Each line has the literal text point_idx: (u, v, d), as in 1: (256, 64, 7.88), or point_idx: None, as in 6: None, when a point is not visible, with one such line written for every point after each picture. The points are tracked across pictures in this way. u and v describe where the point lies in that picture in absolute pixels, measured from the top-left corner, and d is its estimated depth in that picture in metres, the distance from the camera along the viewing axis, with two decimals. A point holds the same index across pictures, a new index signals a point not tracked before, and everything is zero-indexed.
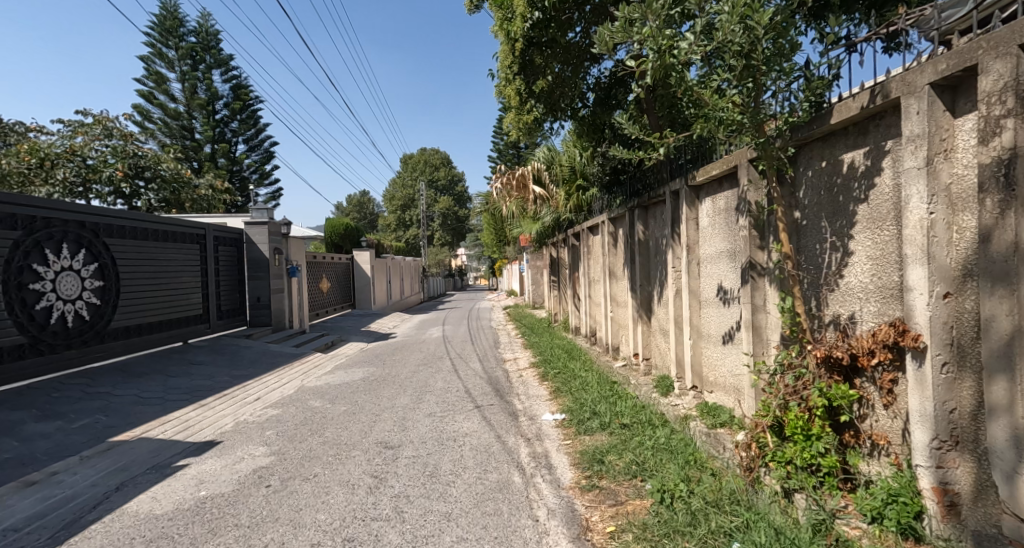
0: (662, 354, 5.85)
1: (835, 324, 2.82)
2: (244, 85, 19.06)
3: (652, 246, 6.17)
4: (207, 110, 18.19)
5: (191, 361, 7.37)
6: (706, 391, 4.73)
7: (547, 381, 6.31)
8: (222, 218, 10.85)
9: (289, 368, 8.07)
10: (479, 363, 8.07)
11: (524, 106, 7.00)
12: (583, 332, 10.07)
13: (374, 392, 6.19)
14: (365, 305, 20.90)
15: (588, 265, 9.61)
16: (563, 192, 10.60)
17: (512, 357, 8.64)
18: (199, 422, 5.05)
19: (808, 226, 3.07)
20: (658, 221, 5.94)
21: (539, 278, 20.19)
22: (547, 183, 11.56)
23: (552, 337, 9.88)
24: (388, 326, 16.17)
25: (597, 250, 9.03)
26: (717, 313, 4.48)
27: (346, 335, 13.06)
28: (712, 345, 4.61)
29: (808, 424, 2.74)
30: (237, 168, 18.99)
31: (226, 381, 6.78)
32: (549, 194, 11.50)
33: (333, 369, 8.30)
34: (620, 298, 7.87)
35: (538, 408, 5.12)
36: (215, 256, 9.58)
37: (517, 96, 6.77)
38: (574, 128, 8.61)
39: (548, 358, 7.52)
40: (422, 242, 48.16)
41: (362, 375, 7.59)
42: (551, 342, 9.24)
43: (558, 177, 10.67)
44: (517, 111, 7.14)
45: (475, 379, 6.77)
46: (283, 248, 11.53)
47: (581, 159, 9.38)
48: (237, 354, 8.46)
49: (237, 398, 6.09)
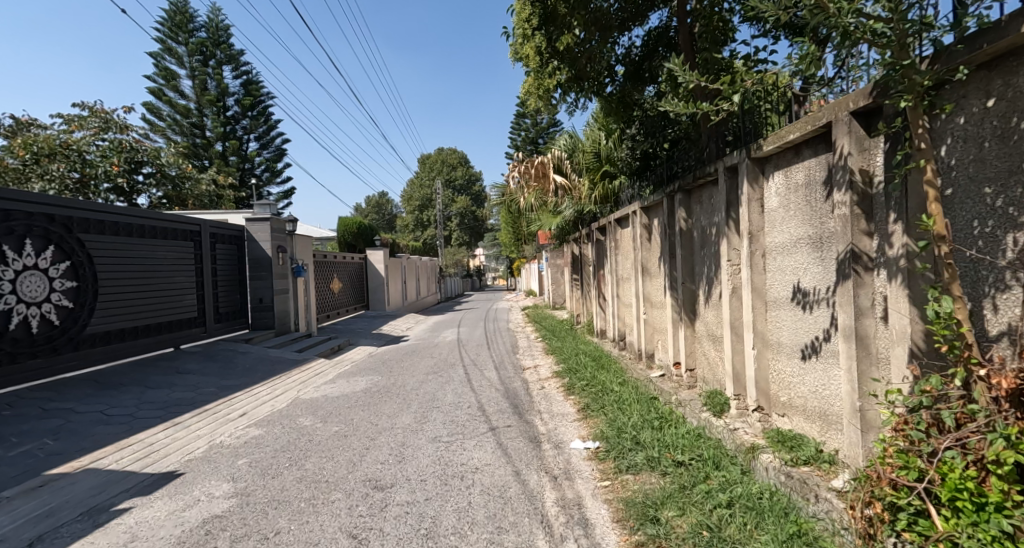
0: (711, 364, 4.92)
1: (1017, 338, 1.90)
2: (256, 81, 18.50)
3: (697, 237, 5.25)
4: (217, 106, 17.62)
5: (178, 369, 6.67)
6: (776, 415, 3.80)
7: (573, 396, 5.42)
8: (224, 214, 10.25)
9: (287, 377, 7.33)
10: (494, 372, 7.21)
11: (545, 69, 6.04)
12: (610, 336, 9.16)
13: (374, 408, 5.39)
14: (378, 306, 20.28)
15: (615, 261, 8.70)
16: (587, 181, 9.70)
17: (531, 364, 7.77)
18: (164, 446, 4.27)
19: (958, 196, 2.15)
20: (706, 207, 5.02)
21: (560, 277, 19.29)
22: (569, 173, 10.61)
23: (576, 342, 8.99)
24: (401, 328, 15.44)
25: (627, 246, 8.11)
26: (794, 317, 3.55)
27: (355, 339, 12.33)
28: (784, 358, 3.68)
29: (983, 489, 1.83)
30: (248, 166, 18.43)
31: (211, 393, 6.03)
32: (571, 184, 10.60)
33: (335, 377, 7.55)
34: (654, 299, 6.94)
35: (565, 432, 4.24)
36: (212, 254, 8.92)
37: (537, 57, 5.90)
38: (601, 107, 7.69)
39: (574, 367, 6.64)
40: (440, 242, 47.56)
41: (366, 385, 6.80)
42: (576, 347, 8.36)
43: (581, 165, 9.76)
44: (536, 80, 6.21)
45: (489, 392, 5.92)
46: (287, 246, 10.89)
47: (607, 143, 8.50)
48: (231, 360, 7.75)
49: (220, 414, 5.32)
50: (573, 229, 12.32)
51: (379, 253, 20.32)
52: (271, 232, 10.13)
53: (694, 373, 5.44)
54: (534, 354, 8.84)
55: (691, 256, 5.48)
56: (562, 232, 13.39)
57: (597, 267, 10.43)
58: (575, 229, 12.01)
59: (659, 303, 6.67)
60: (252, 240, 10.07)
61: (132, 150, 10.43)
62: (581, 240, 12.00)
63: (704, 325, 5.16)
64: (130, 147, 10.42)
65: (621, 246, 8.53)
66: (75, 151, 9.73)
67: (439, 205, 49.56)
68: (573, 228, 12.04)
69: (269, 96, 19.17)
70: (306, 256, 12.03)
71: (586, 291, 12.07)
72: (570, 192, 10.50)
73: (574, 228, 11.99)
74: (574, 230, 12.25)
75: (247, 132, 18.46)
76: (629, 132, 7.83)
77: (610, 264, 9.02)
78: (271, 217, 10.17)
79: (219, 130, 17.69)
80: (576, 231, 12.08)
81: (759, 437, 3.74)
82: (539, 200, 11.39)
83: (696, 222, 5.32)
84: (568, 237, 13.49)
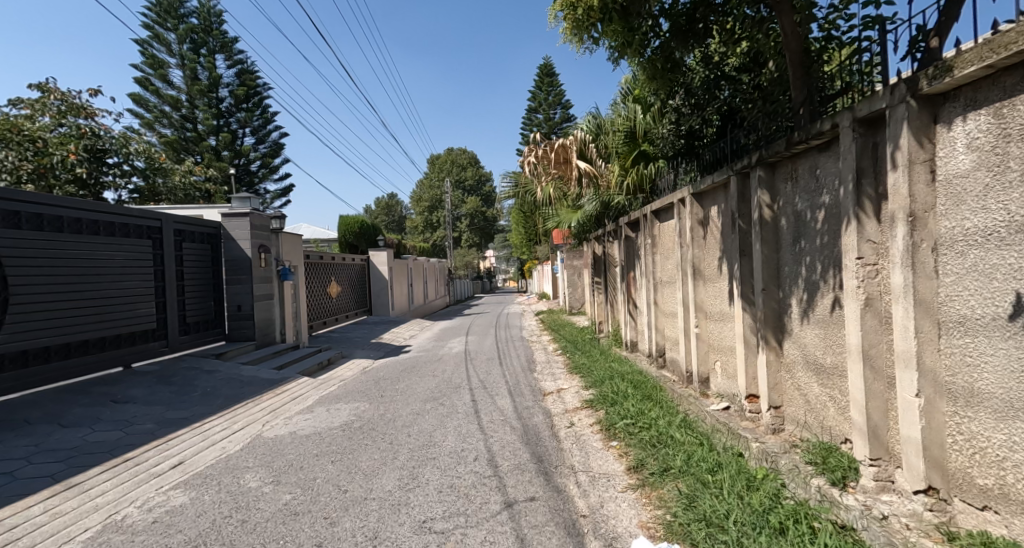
0: (819, 405, 3.50)
1: None
2: (251, 71, 17.36)
3: (791, 227, 3.83)
4: (209, 97, 16.44)
5: (116, 396, 5.37)
6: (967, 504, 2.36)
7: (620, 445, 4.03)
8: (198, 210, 9.06)
9: (256, 404, 6.00)
10: (510, 399, 5.85)
11: None
12: (647, 352, 7.76)
13: (349, 458, 4.04)
14: (382, 311, 19.05)
15: (655, 261, 7.35)
16: (616, 167, 8.32)
17: (554, 388, 6.40)
18: (31, 532, 2.92)
19: None
20: (806, 184, 3.61)
21: (576, 280, 17.92)
22: (593, 158, 9.17)
23: (607, 358, 7.61)
24: (404, 336, 14.16)
25: (671, 243, 6.70)
26: (1017, 352, 2.10)
27: (351, 351, 11.02)
28: (990, 416, 2.24)
29: None
30: (241, 161, 17.20)
31: (147, 430, 4.69)
32: (597, 171, 9.20)
33: (315, 404, 6.21)
34: (710, 309, 5.53)
35: (620, 517, 2.84)
36: (177, 254, 7.64)
37: None
38: (638, 72, 6.29)
39: (610, 396, 5.27)
40: (449, 244, 46.34)
41: (350, 416, 5.47)
42: (610, 366, 6.97)
43: (610, 149, 8.33)
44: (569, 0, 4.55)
45: (503, 433, 4.56)
46: (272, 246, 9.66)
47: (644, 117, 7.13)
48: (191, 380, 6.45)
49: (145, 466, 3.99)
50: (599, 225, 10.87)
51: (383, 255, 19.08)
52: (250, 229, 8.87)
53: (781, 412, 4.01)
54: (556, 373, 7.45)
55: (775, 253, 4.07)
56: (583, 229, 11.91)
57: (628, 269, 9.04)
58: (601, 224, 10.55)
59: (720, 314, 5.26)
60: (230, 239, 8.84)
61: (94, 137, 9.14)
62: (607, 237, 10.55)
63: (803, 350, 3.72)
64: (92, 134, 9.13)
65: (661, 243, 7.13)
66: (27, 136, 8.44)
67: (448, 206, 48.37)
68: (599, 223, 10.58)
69: (265, 87, 18.01)
70: (296, 257, 10.76)
71: (613, 295, 10.64)
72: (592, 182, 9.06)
73: (601, 223, 10.54)
74: (600, 226, 10.80)
75: (240, 125, 17.28)
76: (673, 102, 6.43)
77: (648, 265, 7.63)
78: (251, 211, 8.91)
79: (210, 124, 16.48)
80: (602, 225, 10.61)
81: (944, 544, 2.30)
82: (559, 191, 9.95)
83: (785, 206, 3.91)
84: (591, 235, 12.03)
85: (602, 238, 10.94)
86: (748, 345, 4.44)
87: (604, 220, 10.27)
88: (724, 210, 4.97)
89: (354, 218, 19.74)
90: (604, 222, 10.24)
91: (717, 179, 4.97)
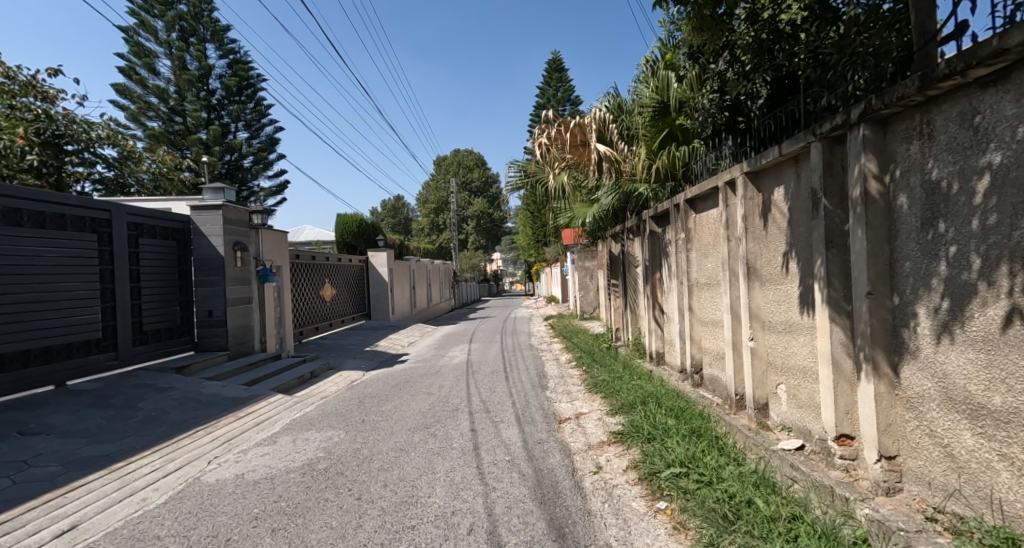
0: (978, 468, 2.36)
1: None
2: (244, 61, 16.42)
3: (917, 206, 2.69)
4: (198, 88, 15.52)
5: (27, 426, 4.30)
6: None
7: (674, 515, 2.90)
8: (165, 202, 8.01)
9: (209, 433, 4.92)
10: (519, 429, 4.77)
11: None
12: (679, 367, 6.63)
13: (297, 527, 2.94)
14: (381, 316, 18.04)
15: (691, 260, 6.26)
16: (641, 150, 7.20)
17: (573, 414, 5.29)
18: None
19: None
20: (950, 140, 2.47)
21: (587, 282, 16.81)
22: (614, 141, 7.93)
23: (634, 374, 6.50)
24: (403, 344, 13.09)
25: (715, 238, 5.56)
26: None
27: (343, 360, 9.98)
28: None
29: None
30: (229, 156, 16.22)
31: (46, 476, 3.61)
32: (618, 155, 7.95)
33: (283, 431, 5.13)
34: (772, 319, 4.39)
35: None
36: (133, 251, 6.59)
37: None
38: (678, 24, 5.20)
39: (647, 430, 4.16)
40: (455, 245, 45.47)
41: (318, 452, 4.38)
42: (639, 385, 5.85)
43: (635, 129, 7.18)
44: None
45: (510, 485, 3.44)
46: (250, 243, 8.63)
47: (679, 87, 6.02)
48: (138, 400, 5.40)
49: (17, 537, 2.90)
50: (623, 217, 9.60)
51: (383, 256, 18.10)
52: (223, 225, 7.84)
53: (898, 465, 2.88)
54: (572, 391, 6.38)
55: (888, 243, 2.92)
56: (603, 223, 10.57)
57: (654, 270, 7.90)
58: (626, 216, 9.30)
59: (787, 325, 4.12)
60: (200, 235, 7.80)
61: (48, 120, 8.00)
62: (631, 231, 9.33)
63: (941, 381, 2.58)
64: (44, 117, 7.99)
65: (700, 238, 6.02)
66: None
67: (454, 208, 47.45)
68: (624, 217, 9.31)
69: (259, 78, 17.07)
70: (280, 256, 9.72)
71: (635, 299, 9.49)
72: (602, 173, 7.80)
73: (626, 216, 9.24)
74: (624, 218, 9.55)
75: (232, 118, 16.34)
76: (715, 65, 5.28)
77: (682, 265, 6.52)
78: (224, 204, 7.87)
79: (198, 116, 15.51)
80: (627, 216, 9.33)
81: None
82: (573, 182, 8.69)
83: (907, 177, 2.76)
84: (612, 229, 10.75)
85: (626, 233, 9.67)
86: (838, 367, 3.30)
87: (628, 211, 9.02)
88: (799, 190, 3.84)
89: (351, 217, 18.58)
90: (629, 215, 9.01)
91: (787, 150, 3.84)
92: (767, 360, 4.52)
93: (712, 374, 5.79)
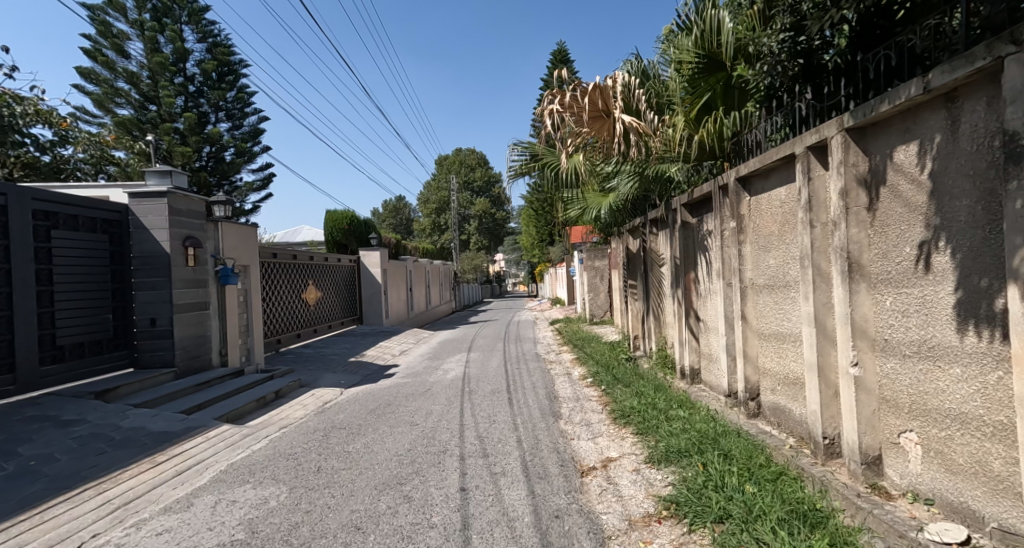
0: None
1: None
2: (224, 45, 15.18)
3: None
4: (172, 72, 14.26)
5: None
6: None
7: None
8: (102, 188, 6.69)
9: (104, 492, 3.59)
10: (528, 488, 3.46)
11: None
12: (726, 391, 5.32)
13: None
14: (374, 321, 16.81)
15: (744, 255, 4.95)
16: (682, 122, 5.61)
17: (600, 462, 3.96)
18: None
19: None
20: None
21: (597, 283, 15.50)
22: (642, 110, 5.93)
23: (670, 400, 5.18)
24: (394, 353, 11.81)
25: (786, 226, 4.22)
26: None
27: (322, 375, 8.70)
28: None
29: None
30: (206, 148, 14.93)
31: None
32: (648, 128, 5.90)
33: (212, 486, 3.82)
34: (893, 337, 3.05)
35: None
36: (42, 249, 5.30)
37: None
38: None
39: (716, 503, 2.83)
40: (455, 245, 44.26)
41: (240, 530, 3.07)
42: (681, 418, 4.53)
43: (673, 96, 5.82)
44: None
45: None
46: (205, 240, 7.31)
47: (731, 35, 4.59)
48: (24, 441, 4.07)
49: None
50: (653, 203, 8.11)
51: (376, 255, 16.87)
52: (169, 216, 6.52)
53: None
54: (592, 422, 5.07)
55: None
56: (623, 211, 8.98)
57: (687, 270, 6.59)
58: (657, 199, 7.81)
59: (926, 347, 2.79)
60: (142, 229, 6.50)
61: None
62: (659, 220, 7.92)
63: None
64: None
65: (761, 227, 4.67)
66: None
67: (455, 207, 46.23)
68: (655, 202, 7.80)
69: (242, 64, 15.88)
70: (247, 254, 8.39)
71: (659, 304, 8.17)
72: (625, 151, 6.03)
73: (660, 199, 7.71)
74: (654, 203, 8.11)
75: (212, 107, 15.17)
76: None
77: (731, 263, 5.19)
78: (170, 190, 6.55)
79: (173, 103, 14.26)
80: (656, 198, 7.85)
81: None
82: (587, 165, 6.87)
83: None
84: (633, 221, 9.28)
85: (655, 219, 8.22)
86: None
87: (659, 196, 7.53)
88: (959, 144, 2.50)
89: (341, 213, 17.20)
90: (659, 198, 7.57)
91: (938, 85, 2.49)
92: (880, 395, 3.18)
93: (777, 404, 4.46)
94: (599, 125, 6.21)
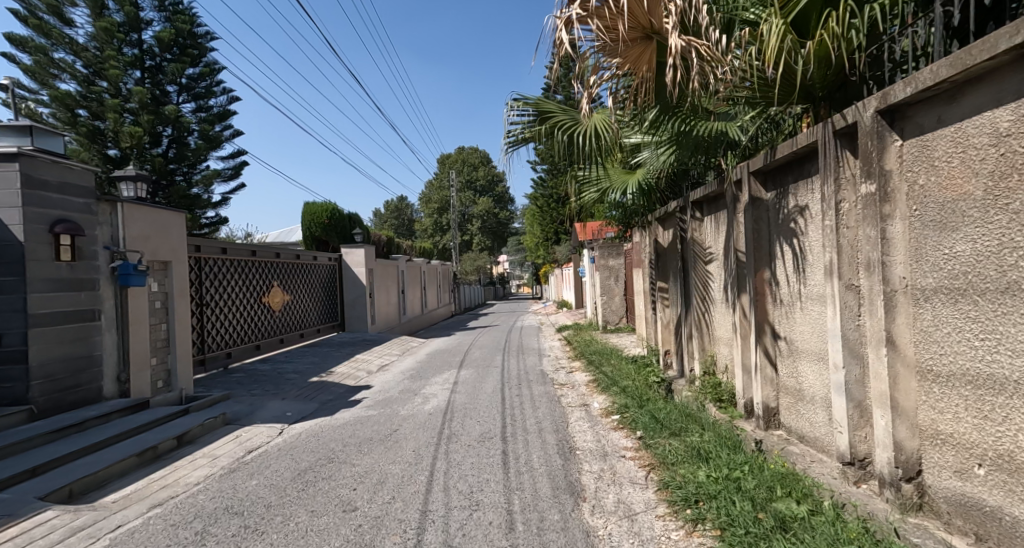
0: None
1: None
2: (184, 13, 13.43)
3: None
4: (120, 40, 12.53)
5: None
6: None
7: None
8: None
9: None
10: None
11: None
12: (847, 457, 3.34)
13: None
14: (358, 328, 14.96)
15: (891, 237, 2.96)
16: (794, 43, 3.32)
17: None
18: None
19: None
20: None
21: (611, 286, 13.63)
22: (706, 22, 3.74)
23: (762, 475, 3.20)
24: (372, 368, 9.91)
25: (1014, 178, 2.25)
26: None
27: (267, 403, 6.78)
28: None
29: None
30: (164, 130, 13.29)
31: None
32: (714, 51, 3.69)
33: None
34: None
35: None
36: None
37: None
38: None
39: None
40: (457, 246, 42.48)
41: None
42: (804, 526, 2.56)
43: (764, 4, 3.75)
44: None
45: None
46: (91, 227, 5.40)
47: None
48: None
49: None
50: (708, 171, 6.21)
51: (360, 254, 15.02)
52: (21, 188, 4.65)
53: None
54: (633, 513, 3.16)
55: None
56: (655, 188, 7.09)
57: (758, 267, 4.66)
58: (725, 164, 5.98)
59: None
60: None
61: None
62: (710, 199, 5.99)
63: None
64: None
65: (935, 188, 2.68)
66: None
67: (455, 206, 44.51)
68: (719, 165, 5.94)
69: (208, 36, 14.14)
70: (165, 245, 6.50)
71: (706, 313, 6.23)
72: (678, 87, 4.10)
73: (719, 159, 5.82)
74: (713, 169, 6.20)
75: (170, 83, 13.44)
76: None
77: (861, 252, 3.22)
78: (24, 151, 4.70)
79: (122, 77, 12.51)
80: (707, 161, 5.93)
81: None
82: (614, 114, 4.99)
83: None
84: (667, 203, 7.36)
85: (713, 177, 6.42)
86: None
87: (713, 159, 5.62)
88: None
89: (321, 205, 15.32)
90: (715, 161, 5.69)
91: None
92: None
93: (978, 504, 2.48)
94: (637, 52, 4.22)
